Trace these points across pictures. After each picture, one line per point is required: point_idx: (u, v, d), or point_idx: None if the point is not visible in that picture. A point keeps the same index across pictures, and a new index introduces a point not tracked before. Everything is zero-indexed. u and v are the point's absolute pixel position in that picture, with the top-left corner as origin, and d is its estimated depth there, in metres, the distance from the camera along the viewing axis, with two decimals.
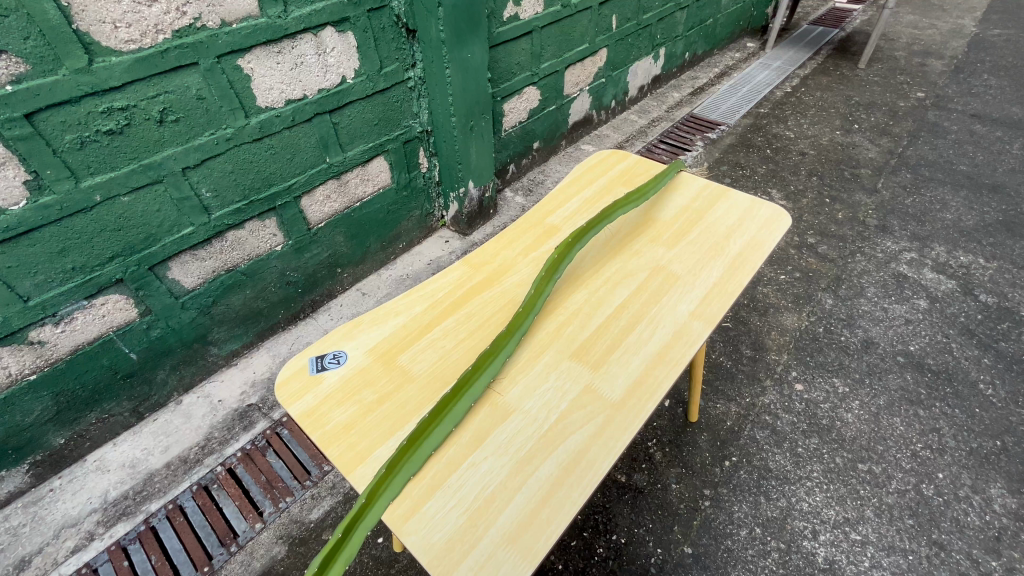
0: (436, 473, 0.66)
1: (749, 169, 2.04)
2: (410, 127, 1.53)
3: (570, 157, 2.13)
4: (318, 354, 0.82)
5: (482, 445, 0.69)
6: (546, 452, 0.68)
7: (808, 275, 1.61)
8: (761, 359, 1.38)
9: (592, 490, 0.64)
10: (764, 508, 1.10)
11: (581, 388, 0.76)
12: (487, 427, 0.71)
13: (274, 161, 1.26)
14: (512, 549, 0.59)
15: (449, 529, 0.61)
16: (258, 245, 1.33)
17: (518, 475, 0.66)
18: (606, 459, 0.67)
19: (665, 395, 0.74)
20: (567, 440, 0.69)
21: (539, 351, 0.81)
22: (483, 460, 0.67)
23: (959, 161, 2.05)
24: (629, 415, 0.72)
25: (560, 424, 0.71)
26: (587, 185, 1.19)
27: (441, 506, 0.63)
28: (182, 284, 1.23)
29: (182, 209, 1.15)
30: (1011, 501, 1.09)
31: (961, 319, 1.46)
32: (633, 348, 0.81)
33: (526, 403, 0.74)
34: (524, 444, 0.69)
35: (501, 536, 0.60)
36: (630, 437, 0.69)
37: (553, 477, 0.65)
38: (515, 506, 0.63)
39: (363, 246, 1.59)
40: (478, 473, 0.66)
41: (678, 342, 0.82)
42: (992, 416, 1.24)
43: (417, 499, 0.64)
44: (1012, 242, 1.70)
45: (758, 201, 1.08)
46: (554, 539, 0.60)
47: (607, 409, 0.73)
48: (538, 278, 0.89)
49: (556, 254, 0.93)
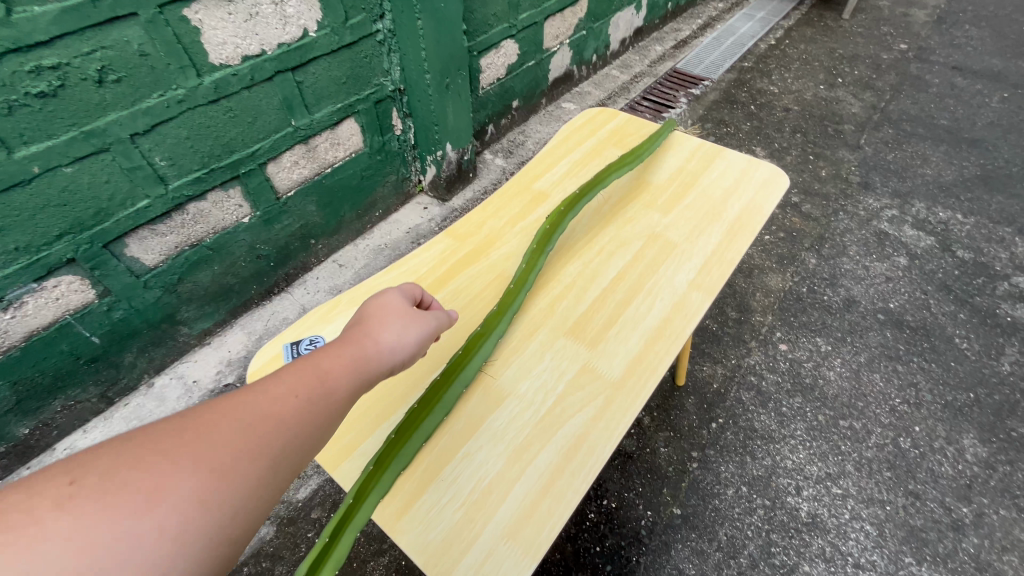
0: (429, 465, 0.64)
1: (734, 126, 2.00)
2: (381, 86, 1.42)
3: (550, 117, 2.05)
4: (293, 340, 0.77)
5: (476, 433, 0.67)
6: (544, 438, 0.66)
7: (792, 235, 1.60)
8: (746, 321, 1.39)
9: (595, 475, 0.63)
10: (750, 467, 1.12)
11: (578, 368, 0.73)
12: (481, 414, 0.69)
13: (233, 125, 1.15)
14: (513, 544, 0.57)
15: (447, 523, 0.59)
16: (223, 218, 1.25)
17: (516, 464, 0.64)
18: (607, 443, 0.66)
19: (666, 372, 0.72)
20: (566, 423, 0.67)
21: (532, 329, 0.79)
22: (478, 450, 0.65)
23: (940, 115, 2.04)
24: (631, 394, 0.70)
25: (558, 408, 0.69)
26: (575, 146, 1.13)
27: (435, 502, 0.61)
28: (142, 262, 1.15)
29: (134, 180, 1.05)
30: (981, 450, 1.14)
31: (939, 275, 1.48)
32: (632, 322, 0.79)
33: (520, 386, 0.72)
34: (520, 431, 0.67)
35: (501, 531, 0.58)
36: (631, 419, 0.68)
37: (553, 465, 0.64)
38: (514, 497, 0.61)
39: (337, 215, 1.51)
40: (474, 463, 0.64)
41: (678, 314, 0.79)
42: (966, 369, 1.28)
43: (409, 495, 0.62)
44: (988, 196, 1.72)
45: (755, 161, 1.04)
46: (556, 531, 0.58)
47: (607, 389, 0.71)
48: (528, 253, 0.85)
49: (547, 226, 0.89)
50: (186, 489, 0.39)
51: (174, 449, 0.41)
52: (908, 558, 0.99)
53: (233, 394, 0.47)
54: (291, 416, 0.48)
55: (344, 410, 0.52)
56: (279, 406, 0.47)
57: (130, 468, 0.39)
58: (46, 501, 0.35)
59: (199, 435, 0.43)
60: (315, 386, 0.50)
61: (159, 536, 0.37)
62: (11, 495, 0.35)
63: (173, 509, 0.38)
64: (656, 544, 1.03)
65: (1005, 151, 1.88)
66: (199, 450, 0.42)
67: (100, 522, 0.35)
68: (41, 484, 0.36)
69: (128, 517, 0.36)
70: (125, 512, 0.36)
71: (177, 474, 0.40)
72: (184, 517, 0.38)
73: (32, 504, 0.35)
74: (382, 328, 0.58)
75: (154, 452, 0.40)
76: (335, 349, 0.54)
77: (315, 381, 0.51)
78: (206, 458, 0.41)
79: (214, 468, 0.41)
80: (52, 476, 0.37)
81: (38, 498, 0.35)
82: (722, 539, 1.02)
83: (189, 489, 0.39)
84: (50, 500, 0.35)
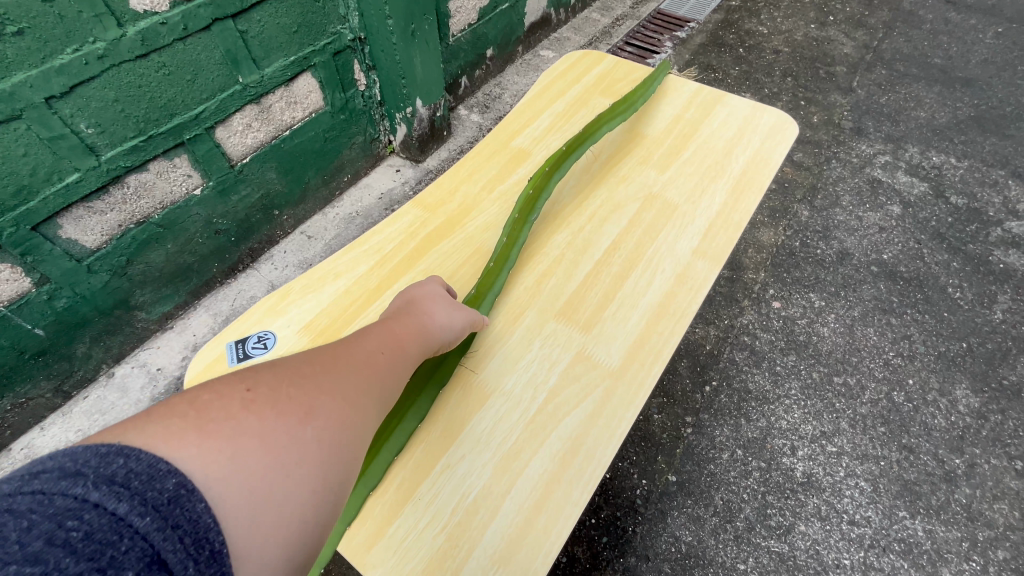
0: (405, 482, 0.60)
1: (722, 72, 1.88)
2: (339, 35, 1.27)
3: (527, 66, 1.90)
4: (238, 338, 0.69)
5: (458, 440, 0.62)
6: (536, 441, 0.62)
7: (784, 186, 1.53)
8: (738, 279, 1.33)
9: (595, 481, 0.59)
10: (746, 430, 1.09)
11: (572, 357, 0.69)
12: (462, 418, 0.64)
13: (170, 85, 1.01)
14: (507, 568, 0.54)
15: (430, 545, 0.56)
16: (170, 190, 1.12)
17: (506, 473, 0.60)
18: (608, 442, 0.62)
19: (670, 357, 0.68)
20: (560, 423, 0.63)
21: (516, 315, 0.73)
22: (462, 460, 0.61)
23: (934, 53, 1.94)
24: (631, 385, 0.66)
25: (550, 406, 0.65)
26: (558, 96, 1.02)
27: (413, 523, 0.57)
28: (81, 244, 1.04)
29: (58, 151, 0.92)
30: (974, 400, 1.13)
31: (932, 223, 1.44)
32: (630, 302, 0.73)
33: (505, 383, 0.67)
34: (509, 434, 0.63)
35: (492, 553, 0.55)
36: (632, 414, 0.63)
37: (548, 473, 0.60)
38: (505, 513, 0.57)
39: (300, 182, 1.39)
40: (458, 475, 0.60)
41: (681, 290, 0.74)
42: (959, 319, 1.25)
43: (380, 519, 0.57)
44: (982, 138, 1.65)
45: (760, 106, 0.95)
46: (554, 550, 0.55)
47: (606, 379, 0.66)
48: (509, 225, 0.77)
49: (530, 191, 0.81)
50: (330, 411, 0.44)
51: (315, 377, 0.45)
52: (902, 512, 0.99)
53: (335, 346, 0.51)
54: (387, 370, 0.53)
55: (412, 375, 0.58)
56: (378, 359, 0.53)
57: (289, 387, 0.43)
58: (233, 404, 0.39)
59: (328, 371, 0.47)
60: (397, 346, 0.56)
61: (318, 446, 0.41)
62: (206, 396, 0.39)
63: (325, 425, 0.42)
64: (652, 512, 1.01)
65: (999, 90, 1.81)
66: (332, 383, 0.46)
67: (279, 425, 0.39)
68: (225, 390, 0.40)
69: (297, 424, 0.40)
70: (294, 421, 0.41)
71: (322, 399, 0.44)
72: (332, 434, 0.42)
73: (225, 405, 0.38)
74: (434, 307, 0.64)
75: (301, 378, 0.44)
76: (400, 319, 0.59)
77: (395, 346, 0.56)
78: (339, 389, 0.46)
79: (345, 398, 0.46)
80: (229, 385, 0.40)
81: (227, 402, 0.39)
82: (719, 504, 1.01)
83: (333, 412, 0.44)
84: (238, 403, 0.39)
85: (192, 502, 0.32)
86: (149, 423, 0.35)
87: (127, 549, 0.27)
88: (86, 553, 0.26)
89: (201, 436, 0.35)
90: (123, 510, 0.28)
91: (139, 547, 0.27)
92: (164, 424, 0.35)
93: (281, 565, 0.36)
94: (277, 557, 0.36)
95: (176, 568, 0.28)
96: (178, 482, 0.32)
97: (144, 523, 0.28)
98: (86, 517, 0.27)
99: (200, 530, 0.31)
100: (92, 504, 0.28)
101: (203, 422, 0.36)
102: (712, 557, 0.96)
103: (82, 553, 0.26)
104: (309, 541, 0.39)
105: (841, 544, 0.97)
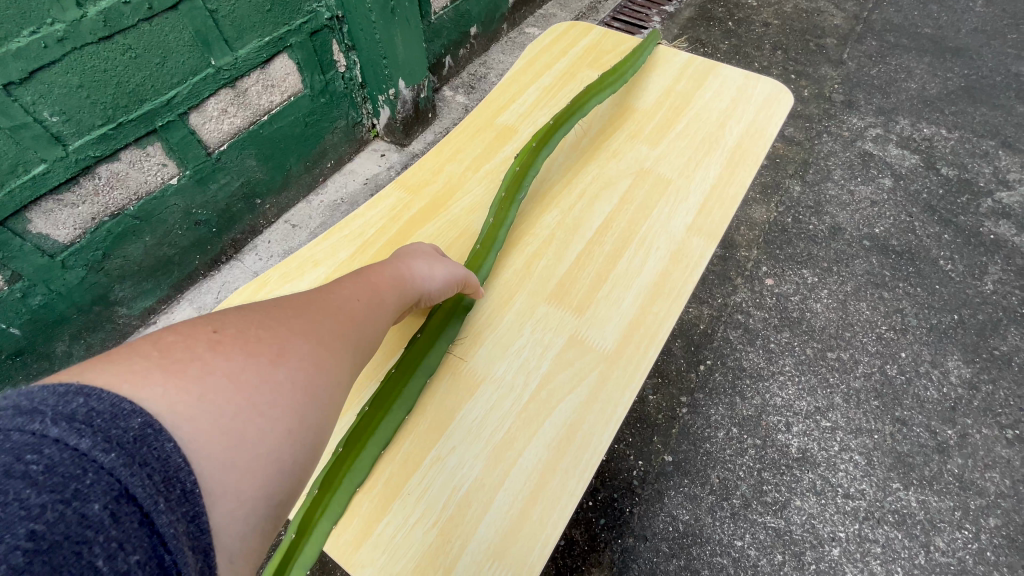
0: (393, 477, 0.58)
1: (711, 47, 1.84)
2: (315, 13, 1.22)
3: (513, 44, 1.85)
4: None
5: (447, 432, 0.61)
6: (529, 430, 0.60)
7: (776, 162, 1.51)
8: (731, 257, 1.32)
9: (592, 468, 0.58)
10: (740, 408, 1.09)
11: (565, 341, 0.67)
12: (451, 408, 0.62)
13: (139, 69, 0.96)
14: (503, 563, 0.53)
15: (422, 541, 0.54)
16: (145, 180, 1.08)
17: (499, 464, 0.58)
18: (603, 429, 0.60)
19: (667, 337, 0.66)
20: (553, 411, 0.62)
21: (506, 300, 0.71)
22: (453, 453, 0.59)
23: (924, 23, 1.90)
24: (626, 368, 0.64)
25: (543, 393, 0.63)
26: (544, 69, 0.99)
27: (403, 520, 0.56)
28: (53, 238, 1.00)
29: (22, 142, 0.88)
30: (965, 370, 1.14)
31: (924, 195, 1.43)
32: (624, 282, 0.71)
33: (496, 370, 0.65)
34: (500, 424, 0.61)
35: (488, 548, 0.54)
36: (628, 397, 0.62)
37: (543, 463, 0.58)
38: (499, 505, 0.56)
39: (282, 168, 1.34)
40: (448, 468, 0.59)
41: (677, 268, 0.72)
42: (950, 291, 1.25)
43: (368, 517, 0.56)
44: (973, 109, 1.64)
45: (753, 76, 0.92)
46: (551, 542, 0.54)
47: (601, 363, 0.65)
48: (496, 205, 0.75)
49: (517, 168, 0.79)
50: (303, 352, 0.41)
51: (285, 319, 0.43)
52: (896, 484, 1.00)
53: (308, 292, 0.49)
54: (363, 315, 0.50)
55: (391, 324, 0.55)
56: (354, 306, 0.50)
57: (258, 328, 0.41)
58: (200, 344, 0.37)
59: (300, 314, 0.45)
60: (375, 294, 0.53)
61: (292, 386, 0.39)
62: (169, 337, 0.36)
63: (299, 366, 0.40)
64: (649, 493, 1.01)
65: (989, 59, 1.78)
66: (304, 325, 0.44)
67: (249, 365, 0.37)
68: (190, 330, 0.37)
69: (267, 364, 0.38)
70: (265, 361, 0.39)
71: (295, 340, 0.42)
72: (307, 374, 0.41)
73: (190, 345, 0.36)
74: (414, 258, 0.61)
75: (271, 320, 0.42)
76: (376, 267, 0.57)
77: (371, 292, 0.53)
78: (312, 331, 0.44)
79: (319, 341, 0.44)
80: (194, 327, 0.38)
81: (192, 342, 0.36)
82: (715, 482, 1.01)
83: (306, 353, 0.42)
84: (204, 344, 0.37)
85: (160, 441, 0.30)
86: (109, 363, 0.32)
87: (92, 482, 0.25)
88: (49, 484, 0.24)
89: (166, 375, 0.33)
90: (86, 446, 0.26)
91: (104, 482, 0.26)
92: (126, 364, 0.33)
93: (259, 503, 0.35)
94: (255, 494, 0.34)
95: (145, 503, 0.26)
96: (143, 421, 0.30)
97: (109, 459, 0.26)
98: (46, 451, 0.25)
99: (170, 469, 0.29)
100: (52, 439, 0.26)
101: (168, 362, 0.34)
102: (709, 535, 0.96)
103: (44, 485, 0.24)
104: (288, 480, 0.37)
105: (836, 517, 0.97)
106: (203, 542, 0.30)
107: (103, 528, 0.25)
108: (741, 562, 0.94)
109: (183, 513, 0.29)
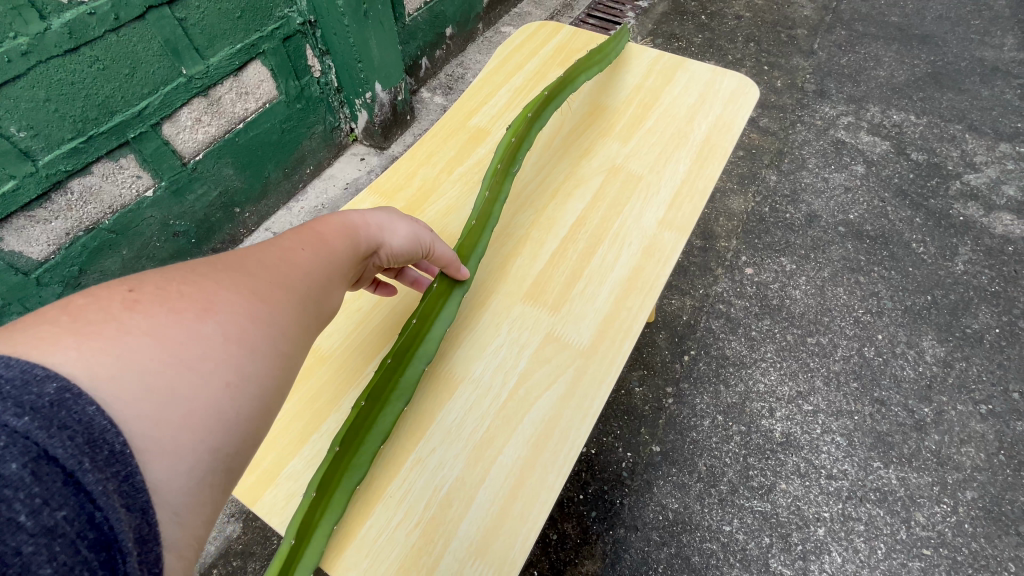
0: (378, 478, 0.59)
1: (685, 41, 1.86)
2: (287, 18, 1.21)
3: (489, 44, 1.85)
4: None
5: (428, 433, 0.61)
6: (508, 428, 0.61)
7: (751, 153, 1.53)
8: (711, 248, 1.34)
9: (570, 463, 0.59)
10: (725, 396, 1.11)
11: (541, 339, 0.68)
12: (431, 409, 0.63)
13: (108, 81, 0.95)
14: (485, 561, 0.54)
15: (403, 543, 0.55)
16: (119, 194, 1.06)
17: (480, 463, 0.59)
18: (580, 424, 0.61)
19: (640, 332, 0.68)
20: (531, 409, 0.62)
21: (483, 300, 0.72)
22: (434, 454, 0.60)
23: (891, 11, 1.94)
24: (601, 363, 0.65)
25: (521, 390, 0.64)
26: (515, 70, 0.99)
27: (387, 523, 0.56)
28: (26, 256, 0.98)
29: None
30: (940, 350, 1.17)
31: (895, 180, 1.47)
32: (597, 278, 0.72)
33: (475, 370, 0.66)
34: (479, 424, 0.62)
35: (468, 546, 0.55)
36: (603, 391, 0.63)
37: (521, 460, 0.59)
38: (479, 504, 0.57)
39: (260, 175, 1.33)
40: (429, 468, 0.59)
41: (649, 262, 0.73)
42: (924, 273, 1.29)
43: (353, 521, 0.56)
44: (939, 95, 1.68)
45: (720, 71, 0.94)
46: (531, 538, 0.55)
47: (577, 359, 0.66)
48: (491, 178, 0.74)
49: (513, 139, 0.78)
50: (235, 304, 0.39)
51: (214, 274, 0.40)
52: (876, 463, 1.03)
53: (243, 248, 0.45)
54: (308, 267, 0.48)
55: (345, 274, 0.52)
56: (296, 257, 0.47)
57: (182, 284, 0.37)
58: (113, 305, 0.34)
59: (230, 268, 0.42)
60: (318, 243, 0.50)
61: (224, 339, 0.36)
62: (80, 300, 0.34)
63: (231, 317, 0.38)
64: (639, 483, 1.03)
65: (954, 45, 1.82)
66: (234, 278, 0.41)
67: (171, 320, 0.34)
68: (103, 292, 0.35)
69: (194, 319, 0.36)
70: (189, 316, 0.35)
71: (224, 293, 0.39)
72: (240, 326, 0.38)
73: (103, 307, 0.33)
74: (366, 211, 0.59)
75: (197, 276, 0.39)
76: (322, 220, 0.54)
77: (317, 242, 0.51)
78: (244, 284, 0.41)
79: (254, 292, 0.41)
80: (107, 288, 0.35)
81: (104, 304, 0.34)
82: (702, 470, 1.03)
83: (238, 305, 0.39)
84: (118, 304, 0.34)
85: (81, 406, 0.28)
86: (17, 333, 0.30)
87: (7, 445, 0.24)
88: None
89: (78, 338, 0.31)
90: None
91: (21, 444, 0.25)
92: (33, 332, 0.31)
93: (204, 456, 0.33)
94: (197, 449, 0.33)
95: (69, 463, 0.26)
96: (60, 387, 0.28)
97: (23, 423, 0.25)
98: None
99: (94, 432, 0.28)
100: None
101: (79, 325, 0.32)
102: (698, 522, 0.98)
103: None
104: (235, 432, 0.36)
105: (820, 498, 1.00)
106: (141, 501, 0.29)
107: (24, 486, 0.24)
108: (730, 546, 0.96)
109: (113, 473, 0.28)
